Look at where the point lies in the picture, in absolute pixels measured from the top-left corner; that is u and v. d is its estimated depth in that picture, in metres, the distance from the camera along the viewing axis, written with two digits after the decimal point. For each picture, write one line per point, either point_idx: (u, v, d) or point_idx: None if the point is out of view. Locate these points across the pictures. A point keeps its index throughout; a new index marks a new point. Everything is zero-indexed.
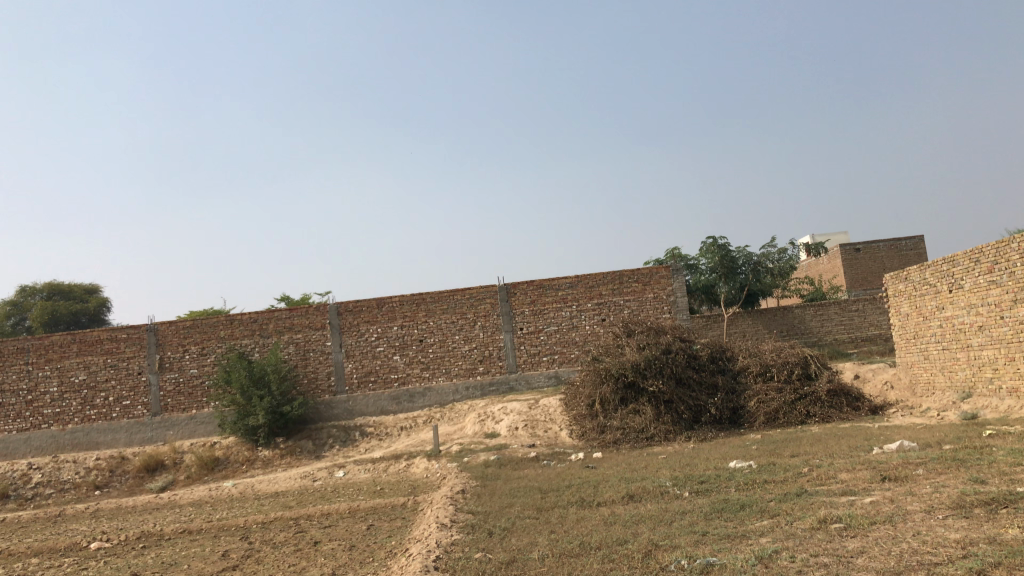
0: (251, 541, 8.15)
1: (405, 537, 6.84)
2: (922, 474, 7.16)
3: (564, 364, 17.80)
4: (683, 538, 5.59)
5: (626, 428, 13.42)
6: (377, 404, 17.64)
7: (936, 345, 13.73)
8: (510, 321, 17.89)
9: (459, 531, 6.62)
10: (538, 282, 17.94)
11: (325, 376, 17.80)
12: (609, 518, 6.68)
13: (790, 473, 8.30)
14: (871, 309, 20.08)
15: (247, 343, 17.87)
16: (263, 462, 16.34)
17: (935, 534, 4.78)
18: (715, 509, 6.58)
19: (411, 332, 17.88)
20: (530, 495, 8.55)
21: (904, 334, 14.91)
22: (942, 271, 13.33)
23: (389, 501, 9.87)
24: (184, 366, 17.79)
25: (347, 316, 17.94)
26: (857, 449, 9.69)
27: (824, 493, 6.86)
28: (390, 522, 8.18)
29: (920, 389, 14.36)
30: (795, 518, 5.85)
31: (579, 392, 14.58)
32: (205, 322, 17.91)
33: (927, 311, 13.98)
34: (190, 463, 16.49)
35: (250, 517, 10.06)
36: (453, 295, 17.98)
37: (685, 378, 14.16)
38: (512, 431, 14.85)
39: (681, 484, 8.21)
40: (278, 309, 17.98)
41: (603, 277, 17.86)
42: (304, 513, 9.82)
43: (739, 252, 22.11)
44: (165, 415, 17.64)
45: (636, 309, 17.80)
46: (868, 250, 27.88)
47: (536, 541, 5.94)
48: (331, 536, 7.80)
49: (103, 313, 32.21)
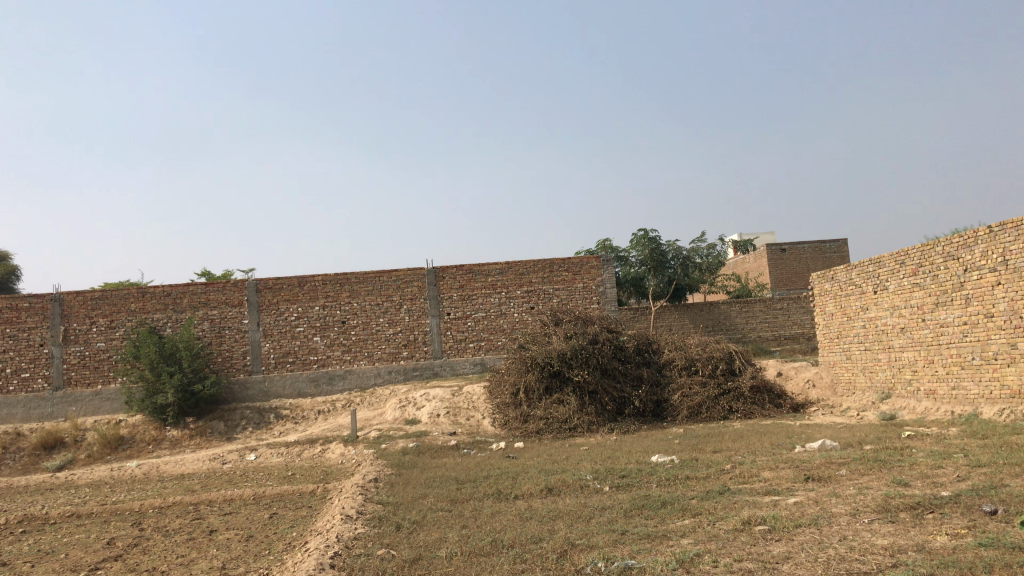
0: (141, 528, 7.57)
1: (306, 529, 6.40)
2: (845, 475, 7.02)
3: (489, 351, 17.46)
4: (601, 537, 5.29)
5: (549, 419, 13.13)
6: (295, 386, 17.03)
7: (859, 345, 13.81)
8: (436, 306, 17.46)
9: (363, 524, 6.20)
10: (468, 267, 17.54)
11: (241, 355, 17.10)
12: (524, 513, 6.34)
13: (712, 469, 8.11)
14: (795, 308, 20.25)
15: (159, 317, 17.00)
16: (172, 442, 15.56)
17: (862, 540, 4.57)
18: (636, 506, 6.30)
19: (333, 313, 17.29)
20: (445, 486, 8.16)
21: (827, 333, 14.97)
22: (868, 272, 13.37)
23: (296, 487, 9.38)
24: (90, 339, 16.85)
25: (266, 294, 17.24)
26: (780, 447, 9.58)
27: (747, 492, 6.67)
28: (295, 511, 7.73)
29: (841, 388, 14.45)
30: (717, 518, 5.61)
31: (504, 380, 14.24)
32: (115, 294, 16.97)
33: (852, 312, 14.05)
34: (92, 441, 15.59)
35: (147, 501, 9.42)
36: (379, 277, 17.44)
37: (611, 369, 13.96)
38: (433, 418, 14.42)
39: (602, 478, 7.93)
40: (194, 283, 17.16)
41: (534, 264, 17.55)
42: (205, 497, 9.26)
43: (670, 245, 22.06)
44: (67, 390, 16.71)
45: (565, 298, 17.56)
46: (793, 251, 28.22)
47: (445, 537, 5.58)
48: (229, 524, 7.30)
49: (9, 282, 30.28)
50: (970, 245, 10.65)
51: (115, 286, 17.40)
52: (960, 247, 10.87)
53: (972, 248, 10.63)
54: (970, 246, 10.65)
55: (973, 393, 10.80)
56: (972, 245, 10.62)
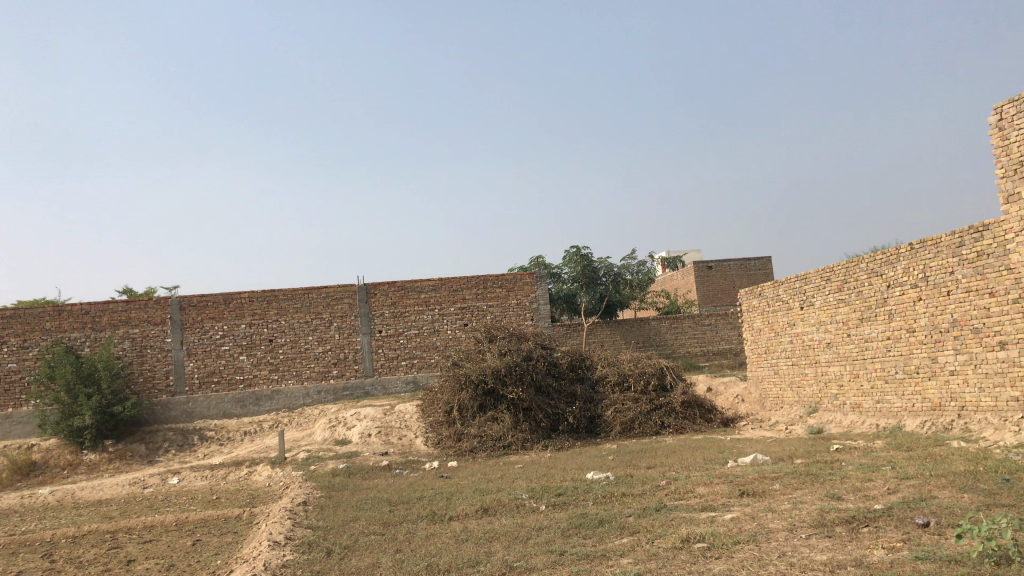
0: (52, 560, 7.14)
1: (232, 557, 6.12)
2: (779, 489, 7.06)
3: (422, 369, 17.23)
4: (540, 559, 5.17)
5: (483, 436, 12.98)
6: (220, 407, 16.51)
7: (786, 361, 14.06)
8: (367, 323, 17.18)
9: (293, 550, 5.96)
10: (400, 283, 17.31)
11: (163, 375, 16.51)
12: (459, 535, 6.19)
13: (648, 485, 8.07)
14: (723, 324, 20.56)
15: (76, 336, 16.30)
16: (88, 467, 14.89)
17: (801, 556, 4.56)
18: (573, 525, 6.21)
19: (261, 331, 16.85)
20: (377, 508, 7.95)
21: (756, 348, 15.20)
22: (795, 288, 13.63)
23: (221, 512, 9.03)
24: (1, 360, 16.06)
25: (190, 311, 16.70)
26: (713, 462, 9.63)
27: (684, 508, 6.64)
28: (220, 538, 7.41)
29: (770, 403, 14.68)
30: (656, 536, 5.55)
31: (437, 398, 14.04)
32: (29, 312, 16.22)
33: (779, 327, 14.29)
34: (1, 467, 14.81)
35: (60, 529, 8.93)
36: (308, 293, 17.08)
37: (545, 386, 13.89)
38: (364, 438, 14.12)
39: (538, 497, 7.82)
40: (113, 301, 16.53)
41: (467, 280, 17.43)
42: (123, 525, 8.83)
43: (601, 262, 22.20)
44: None
45: (498, 315, 17.47)
46: (720, 268, 28.73)
47: (379, 563, 5.39)
48: (149, 553, 6.94)
49: None
50: (893, 262, 10.93)
51: (29, 304, 16.64)
52: (883, 264, 11.16)
53: (894, 265, 10.92)
54: (893, 263, 10.94)
55: (896, 406, 11.06)
56: (894, 262, 10.91)
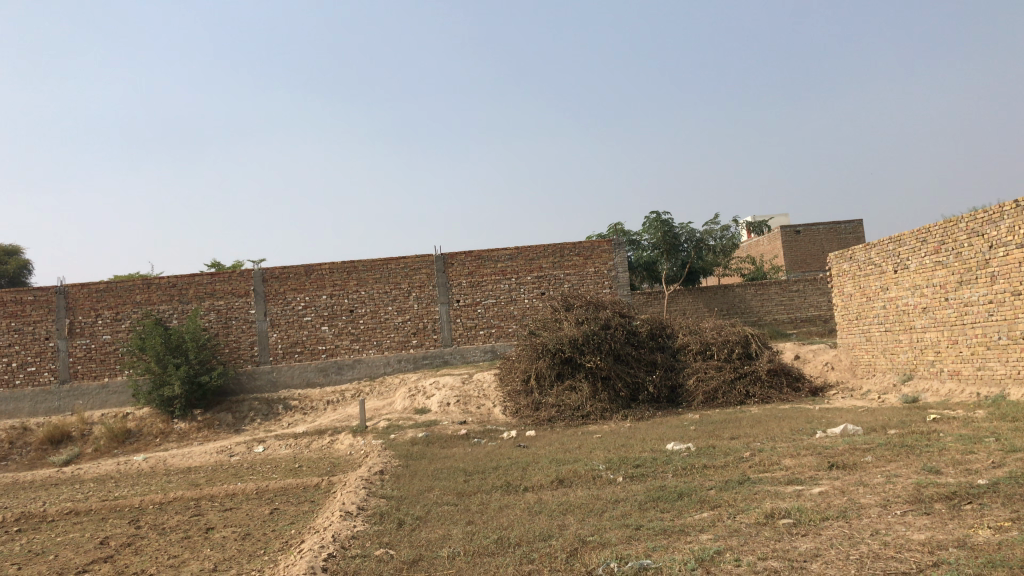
0: (138, 525, 7.30)
1: (305, 527, 6.11)
2: (872, 462, 6.66)
3: (500, 338, 17.15)
4: (614, 534, 4.96)
5: (561, 406, 12.82)
6: (303, 376, 16.78)
7: (879, 327, 13.41)
8: (446, 293, 17.15)
9: (364, 521, 5.90)
10: (476, 253, 17.22)
11: (248, 346, 16.86)
12: (533, 507, 6.03)
13: (731, 457, 7.77)
14: (811, 290, 19.81)
15: (165, 309, 16.76)
16: (179, 435, 15.36)
17: (896, 535, 4.22)
18: (650, 498, 5.97)
19: (341, 302, 17.01)
20: (452, 478, 7.86)
21: (846, 315, 14.56)
22: (888, 250, 12.95)
23: (301, 480, 9.12)
24: (96, 332, 16.62)
25: (272, 283, 16.97)
26: (800, 433, 9.22)
27: (768, 481, 6.32)
28: (297, 506, 7.45)
29: (861, 370, 14.06)
30: (737, 511, 5.28)
31: (514, 367, 13.92)
32: (120, 285, 16.75)
33: (871, 292, 13.63)
34: (99, 435, 15.40)
35: (148, 496, 9.15)
36: (386, 264, 17.14)
37: (624, 355, 13.60)
38: (443, 407, 14.13)
39: (615, 468, 7.60)
40: (199, 274, 16.91)
41: (544, 249, 17.20)
42: (207, 492, 9.00)
43: (682, 228, 21.64)
44: (73, 383, 16.51)
45: (576, 283, 17.21)
46: (808, 233, 27.76)
47: (449, 535, 5.28)
48: (228, 521, 7.01)
49: (22, 276, 29.88)
50: (996, 221, 10.22)
51: (121, 277, 17.17)
52: (985, 224, 10.45)
53: (997, 224, 10.21)
54: (996, 222, 10.22)
55: (999, 373, 10.41)
56: (997, 221, 10.20)
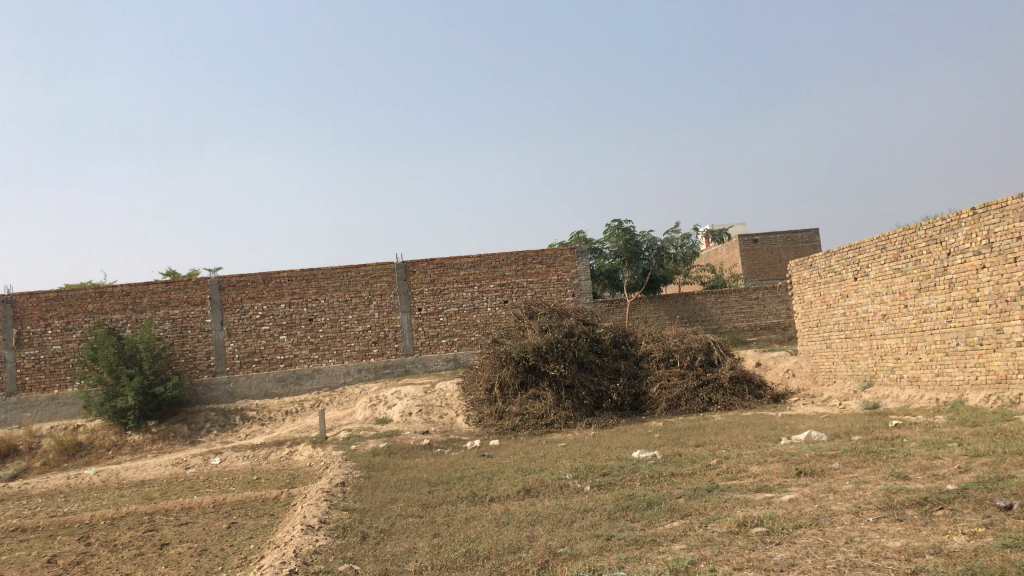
0: (89, 542, 7.01)
1: (266, 541, 5.90)
2: (839, 469, 6.64)
3: (462, 347, 16.99)
4: (585, 544, 4.85)
5: (525, 415, 12.70)
6: (261, 386, 16.46)
7: (839, 334, 13.52)
8: (407, 301, 16.95)
9: (327, 534, 5.72)
10: (438, 261, 17.05)
11: (204, 356, 16.49)
12: (500, 518, 5.89)
13: (698, 465, 7.71)
14: (771, 298, 19.96)
15: (118, 318, 16.33)
16: (132, 448, 14.96)
17: (871, 542, 4.17)
18: (619, 507, 5.87)
19: (300, 310, 16.72)
20: (417, 489, 7.69)
21: (806, 322, 14.66)
22: (847, 258, 13.06)
23: (260, 493, 8.87)
24: (46, 342, 16.13)
25: (230, 291, 16.63)
26: (765, 440, 9.21)
27: (738, 489, 6.26)
28: (257, 520, 7.23)
29: (821, 377, 14.15)
30: (708, 519, 5.20)
31: (477, 376, 13.77)
32: (71, 294, 16.28)
33: (831, 299, 13.74)
34: (48, 448, 14.93)
35: (100, 511, 8.83)
36: (347, 272, 16.89)
37: (588, 362, 13.54)
38: (405, 416, 13.93)
39: (582, 477, 7.49)
40: (154, 282, 16.50)
41: (506, 257, 17.10)
42: (162, 506, 8.71)
43: (644, 236, 21.68)
44: (22, 395, 15.99)
45: (539, 291, 17.12)
46: (765, 241, 28.04)
47: (416, 548, 5.13)
48: (184, 537, 6.77)
49: None
50: (953, 228, 10.34)
51: (72, 286, 16.70)
52: (942, 231, 10.57)
53: (955, 232, 10.33)
54: (953, 230, 10.35)
55: (957, 379, 10.52)
56: (955, 229, 10.32)
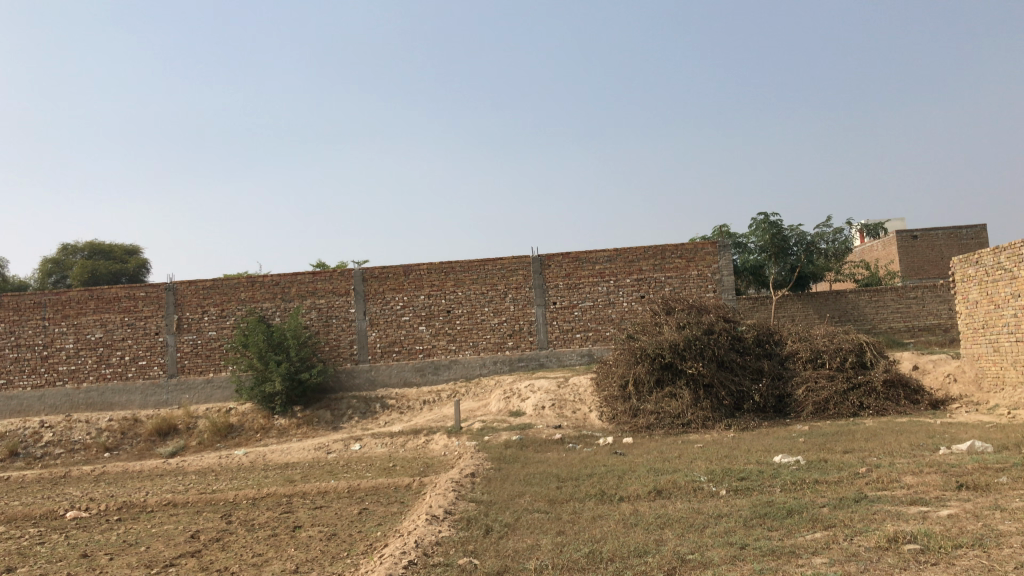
0: (229, 520, 7.28)
1: (392, 529, 5.93)
2: (1007, 484, 6.01)
3: (598, 342, 16.75)
4: (716, 552, 4.56)
5: (661, 413, 12.36)
6: (400, 375, 16.81)
7: (1009, 337, 12.41)
8: (542, 295, 16.88)
9: (450, 526, 5.66)
10: (574, 255, 16.89)
11: (347, 344, 17.00)
12: (628, 519, 5.66)
13: (845, 472, 7.20)
14: (930, 297, 18.64)
15: (268, 307, 17.08)
16: (279, 431, 15.63)
17: None
18: (756, 514, 5.52)
19: (438, 302, 16.96)
20: (546, 484, 7.56)
21: (971, 324, 13.56)
22: (1020, 254, 11.96)
23: (393, 480, 9.00)
24: (203, 328, 17.08)
25: (372, 282, 17.08)
26: (921, 449, 8.53)
27: (889, 500, 5.77)
28: (386, 507, 7.31)
29: (988, 383, 13.04)
30: (855, 532, 4.78)
31: (612, 372, 13.51)
32: (226, 283, 17.17)
33: (1000, 299, 12.63)
34: (203, 429, 15.83)
35: (243, 490, 9.19)
36: (484, 265, 17.00)
37: (728, 361, 13.02)
38: (538, 410, 13.87)
39: (717, 481, 7.14)
40: (301, 273, 17.16)
41: (644, 251, 16.73)
42: (299, 489, 8.97)
43: (791, 230, 20.73)
44: (181, 377, 16.99)
45: (677, 287, 16.65)
46: (925, 237, 26.30)
47: (539, 545, 4.99)
48: (316, 520, 6.91)
49: (142, 275, 31.21)
50: None
51: (227, 275, 17.59)
52: None
53: None
54: None
55: None
56: None
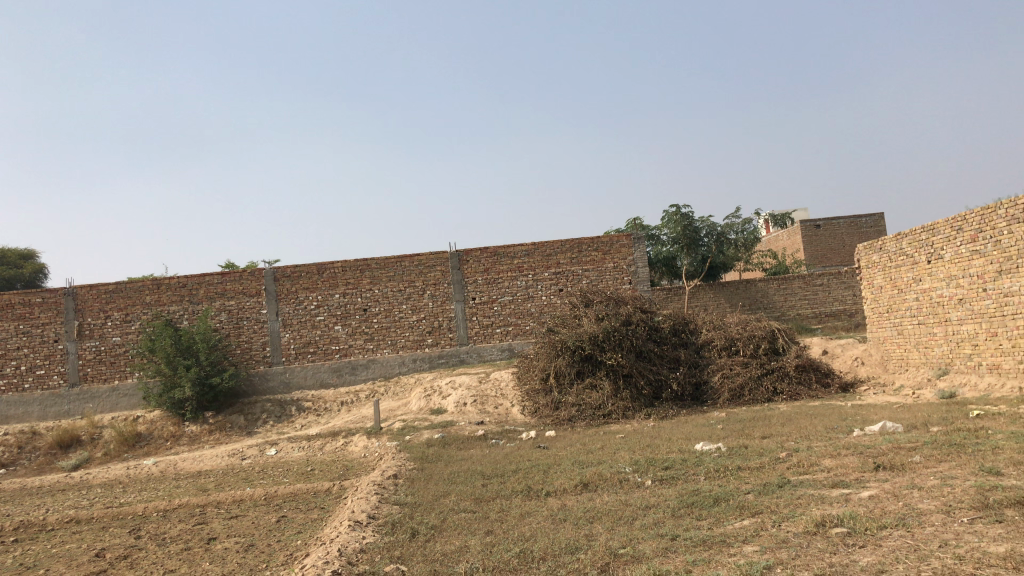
0: (138, 535, 6.92)
1: (313, 537, 5.70)
2: (921, 463, 6.16)
3: (517, 336, 16.70)
4: (648, 545, 4.50)
5: (582, 405, 12.36)
6: (317, 376, 16.40)
7: (911, 320, 12.86)
8: (460, 290, 16.72)
9: (375, 531, 5.47)
10: (492, 249, 16.78)
11: (260, 346, 16.50)
12: (557, 514, 5.58)
13: (766, 457, 7.29)
14: (836, 284, 19.23)
15: (175, 309, 16.43)
16: (190, 438, 15.06)
17: (970, 547, 3.74)
18: (684, 504, 5.51)
19: (354, 301, 16.62)
20: (471, 482, 7.44)
21: (876, 308, 14.02)
22: (920, 240, 12.40)
23: (313, 485, 8.72)
24: (105, 334, 16.31)
25: (285, 282, 16.61)
26: (835, 431, 8.72)
27: (811, 484, 5.84)
28: (306, 514, 7.06)
29: (893, 365, 13.51)
30: (782, 518, 4.80)
31: (532, 365, 13.46)
32: (130, 286, 16.44)
33: (903, 284, 13.07)
34: (109, 439, 15.13)
35: (153, 502, 8.76)
36: (400, 261, 16.73)
37: (646, 351, 13.12)
38: (459, 407, 13.73)
39: (643, 471, 7.12)
40: (210, 273, 16.55)
41: (561, 244, 16.75)
42: (213, 498, 8.60)
43: (703, 221, 21.09)
44: (84, 386, 16.20)
45: (595, 279, 16.73)
46: (828, 226, 27.18)
47: (468, 546, 4.85)
48: (231, 531, 6.60)
49: (39, 281, 29.79)
50: None
51: (130, 278, 16.84)
52: None
53: None
54: None
55: None
56: None
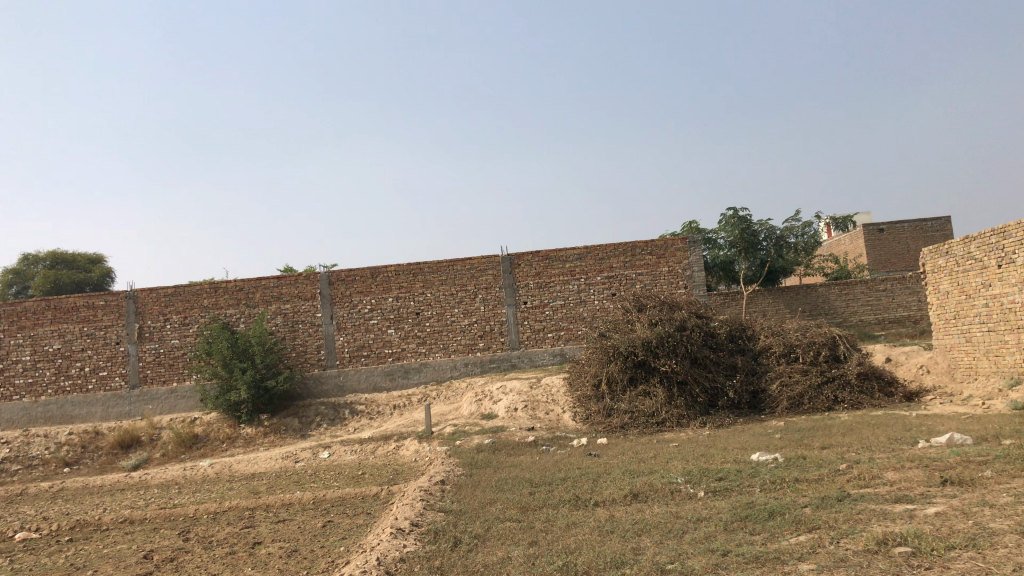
0: (187, 537, 6.95)
1: (357, 543, 5.63)
2: (991, 478, 5.83)
3: (570, 341, 16.52)
4: (698, 560, 4.31)
5: (635, 413, 12.15)
6: (370, 380, 16.47)
7: (981, 326, 12.34)
8: (512, 294, 16.61)
9: (417, 539, 5.37)
10: (544, 253, 16.64)
11: (314, 350, 16.61)
12: (605, 526, 5.41)
13: (825, 469, 7.00)
14: (900, 290, 18.63)
15: (232, 313, 16.64)
16: (245, 441, 15.23)
17: None
18: (737, 517, 5.29)
19: (407, 305, 16.63)
20: (519, 489, 7.30)
21: (942, 314, 13.50)
22: (990, 244, 11.90)
23: (361, 489, 8.68)
24: (164, 336, 16.59)
25: (338, 286, 16.70)
26: (899, 442, 8.37)
27: (873, 498, 5.57)
28: (353, 519, 7.01)
29: (960, 374, 12.98)
30: (841, 535, 4.56)
31: (585, 371, 13.28)
32: (188, 290, 16.71)
33: (971, 289, 12.55)
34: (167, 440, 15.40)
35: (204, 504, 8.82)
36: (453, 265, 16.69)
37: (702, 358, 12.83)
38: (510, 412, 13.62)
39: (696, 482, 6.90)
40: (266, 277, 16.73)
41: (615, 248, 16.53)
42: (263, 502, 8.61)
43: (761, 225, 20.62)
44: (143, 388, 16.51)
45: (648, 284, 16.47)
46: (891, 230, 26.39)
47: (512, 557, 4.72)
48: (277, 535, 6.58)
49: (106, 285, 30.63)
50: None
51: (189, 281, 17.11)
52: None
53: None
54: None
55: None
56: None
